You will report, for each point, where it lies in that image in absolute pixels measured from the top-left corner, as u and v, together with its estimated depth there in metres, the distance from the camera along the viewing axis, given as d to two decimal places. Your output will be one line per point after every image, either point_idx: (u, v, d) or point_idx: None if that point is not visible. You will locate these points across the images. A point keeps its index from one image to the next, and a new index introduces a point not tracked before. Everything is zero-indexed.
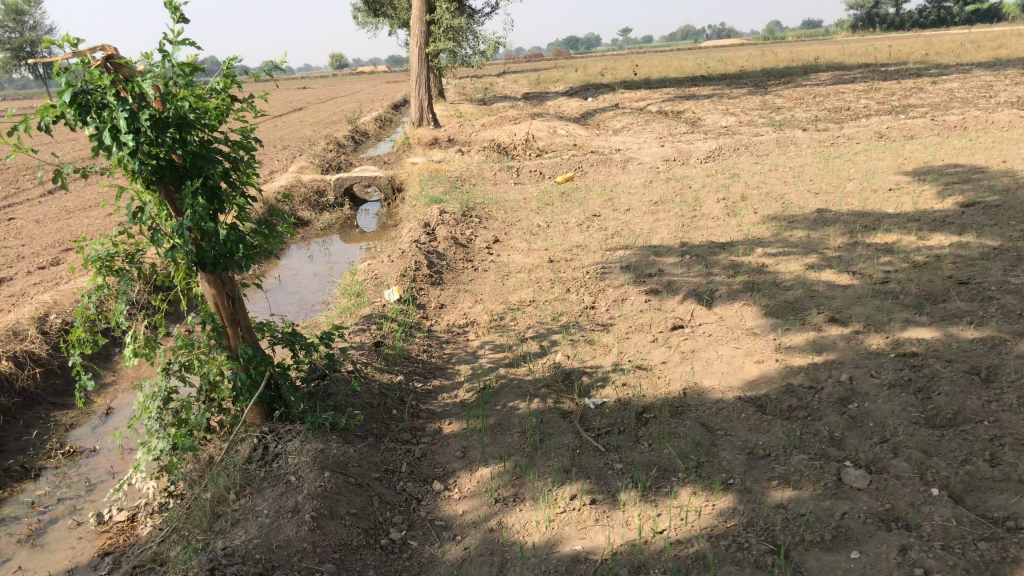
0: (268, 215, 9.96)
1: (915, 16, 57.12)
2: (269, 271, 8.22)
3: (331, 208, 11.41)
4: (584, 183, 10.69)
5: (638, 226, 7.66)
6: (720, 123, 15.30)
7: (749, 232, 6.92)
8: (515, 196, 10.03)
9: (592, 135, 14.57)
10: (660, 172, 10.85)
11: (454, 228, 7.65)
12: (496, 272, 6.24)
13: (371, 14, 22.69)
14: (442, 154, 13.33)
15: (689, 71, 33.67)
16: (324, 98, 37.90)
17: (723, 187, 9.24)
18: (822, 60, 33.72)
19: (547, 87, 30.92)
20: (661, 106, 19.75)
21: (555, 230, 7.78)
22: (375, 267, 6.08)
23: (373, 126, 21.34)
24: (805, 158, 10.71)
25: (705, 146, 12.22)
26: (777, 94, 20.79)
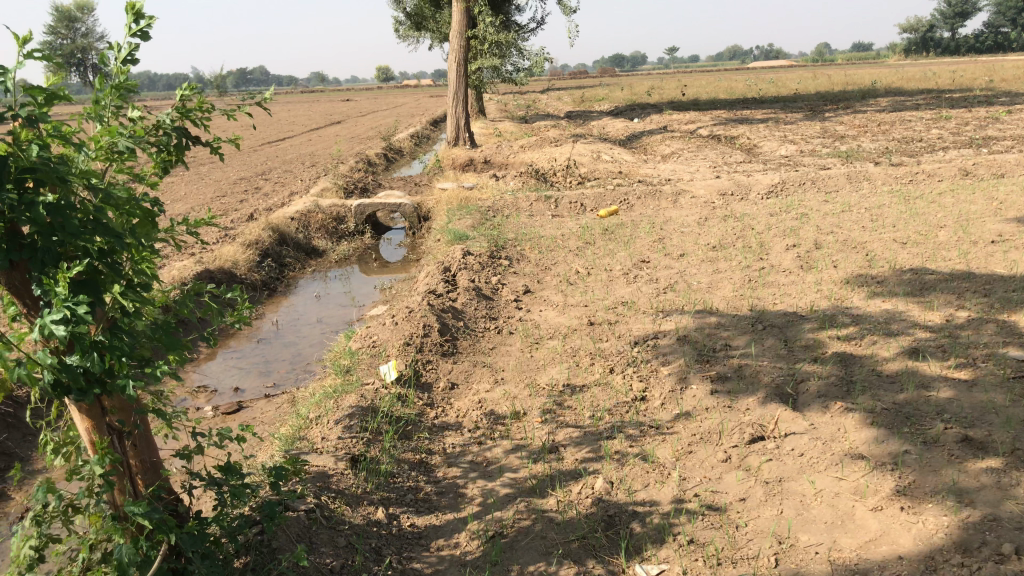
0: (276, 246, 8.99)
1: (971, 40, 55.43)
2: (266, 315, 7.28)
3: (350, 235, 10.44)
4: (630, 217, 9.60)
5: (694, 279, 6.52)
6: (779, 152, 14.12)
7: (832, 297, 5.74)
8: (553, 232, 8.94)
9: (639, 162, 13.47)
10: (715, 208, 9.70)
11: (479, 274, 6.57)
12: (523, 338, 5.15)
13: (412, 27, 21.82)
14: (475, 179, 12.30)
15: (740, 93, 32.47)
16: (366, 111, 37.35)
17: (792, 231, 8.07)
18: (880, 85, 32.31)
19: (591, 106, 29.87)
20: (713, 130, 18.58)
21: (597, 279, 6.66)
22: (377, 328, 5.02)
23: (408, 143, 20.45)
24: (882, 197, 9.47)
25: (767, 178, 11.04)
26: (837, 121, 19.52)
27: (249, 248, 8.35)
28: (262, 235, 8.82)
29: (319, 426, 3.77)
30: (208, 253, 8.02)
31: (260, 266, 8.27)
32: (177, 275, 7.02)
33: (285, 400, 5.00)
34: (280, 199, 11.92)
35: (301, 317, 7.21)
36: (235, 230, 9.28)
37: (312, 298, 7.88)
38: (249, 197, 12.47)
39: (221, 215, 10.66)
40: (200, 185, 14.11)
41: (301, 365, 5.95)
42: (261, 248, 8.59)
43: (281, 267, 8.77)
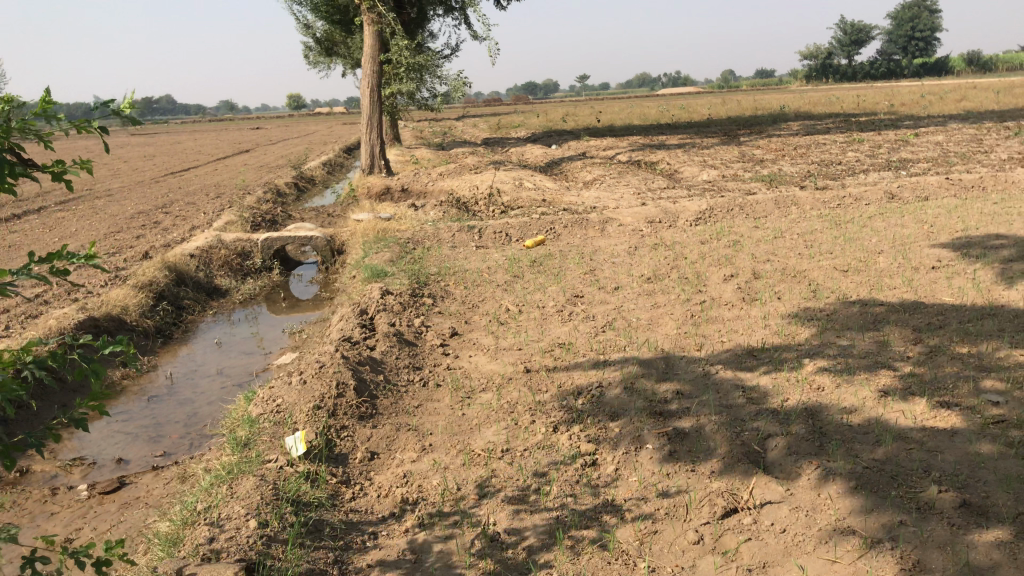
0: (173, 286, 8.19)
1: (867, 66, 57.67)
2: (158, 368, 6.48)
3: (257, 273, 9.68)
4: (557, 247, 9.14)
5: (632, 315, 6.05)
6: (702, 177, 13.92)
7: (783, 333, 5.33)
8: (477, 265, 8.39)
9: (562, 189, 13.07)
10: (645, 237, 9.32)
11: (400, 315, 5.95)
12: (453, 391, 4.57)
13: (322, 53, 21.13)
14: (392, 209, 11.67)
15: (655, 118, 32.71)
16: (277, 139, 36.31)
17: (728, 261, 7.71)
18: (788, 110, 33.02)
19: (508, 132, 29.56)
20: (632, 156, 18.40)
21: (529, 318, 6.13)
22: (282, 387, 4.35)
23: (320, 172, 19.67)
24: (812, 222, 9.24)
25: (694, 204, 10.74)
26: (753, 145, 19.62)
27: (142, 291, 7.55)
28: (157, 275, 8.02)
29: (209, 523, 3.12)
30: (94, 297, 7.20)
31: (155, 312, 7.47)
32: (55, 324, 6.20)
33: (175, 474, 4.29)
34: (181, 234, 11.07)
35: (198, 370, 6.43)
36: (127, 271, 8.44)
37: (212, 346, 7.10)
38: (147, 233, 11.57)
39: (114, 254, 9.77)
40: (93, 220, 13.10)
41: (193, 429, 5.19)
42: (155, 290, 7.79)
43: (179, 311, 7.97)
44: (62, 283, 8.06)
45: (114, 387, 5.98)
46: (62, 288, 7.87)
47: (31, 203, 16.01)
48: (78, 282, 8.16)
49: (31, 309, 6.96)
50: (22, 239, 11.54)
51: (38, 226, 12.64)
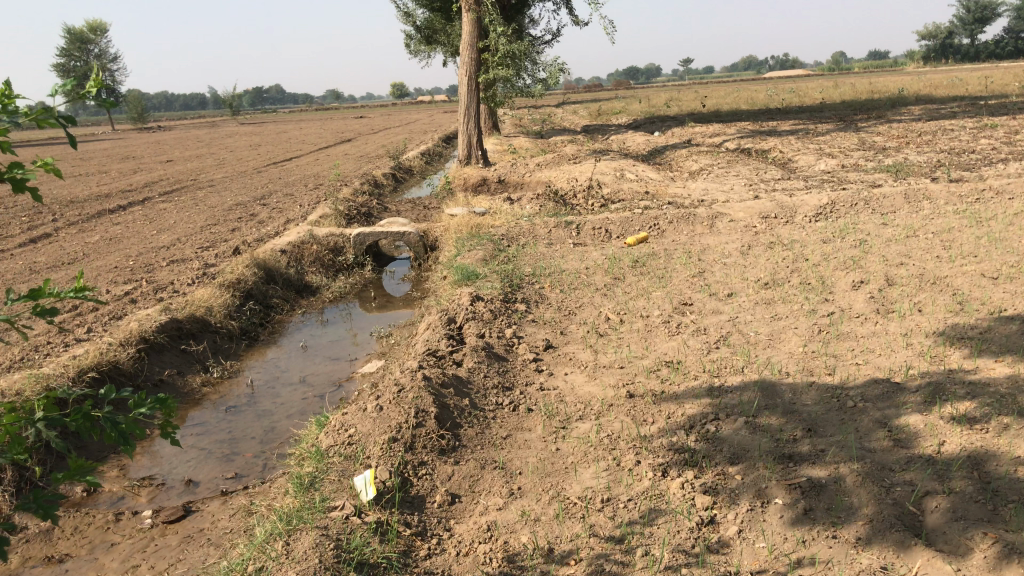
0: (262, 284, 7.96)
1: (992, 44, 54.21)
2: (240, 374, 6.20)
3: (348, 269, 9.40)
4: (662, 245, 8.51)
5: (749, 330, 5.41)
6: (820, 167, 12.97)
7: (930, 356, 4.60)
8: (575, 265, 7.85)
9: (667, 180, 12.37)
10: (758, 235, 8.59)
11: (490, 324, 5.47)
12: (546, 419, 4.06)
13: (423, 41, 20.89)
14: (487, 202, 11.24)
15: (763, 103, 31.36)
16: (379, 127, 36.52)
17: (856, 265, 6.94)
18: (908, 93, 31.09)
19: (609, 119, 28.83)
20: (741, 144, 17.46)
21: (632, 329, 5.56)
22: (356, 412, 3.92)
23: (418, 161, 19.45)
24: (949, 219, 8.33)
25: (813, 198, 9.90)
26: (873, 131, 18.37)
27: (229, 290, 7.33)
28: (245, 273, 7.79)
29: None
30: (180, 298, 7.00)
31: (241, 312, 7.23)
32: (137, 326, 6.00)
33: (242, 505, 3.93)
34: (276, 227, 10.93)
35: (281, 377, 6.10)
36: (217, 268, 8.26)
37: (298, 349, 6.79)
38: (242, 226, 11.49)
39: (208, 249, 9.67)
40: (192, 212, 13.17)
41: (268, 448, 4.83)
42: (243, 289, 7.56)
43: (267, 310, 7.73)
44: (154, 282, 7.94)
45: (194, 396, 5.72)
46: (153, 286, 7.73)
47: (138, 194, 16.32)
48: (168, 280, 8.01)
49: (118, 309, 6.81)
50: (123, 231, 11.63)
51: (140, 218, 12.76)
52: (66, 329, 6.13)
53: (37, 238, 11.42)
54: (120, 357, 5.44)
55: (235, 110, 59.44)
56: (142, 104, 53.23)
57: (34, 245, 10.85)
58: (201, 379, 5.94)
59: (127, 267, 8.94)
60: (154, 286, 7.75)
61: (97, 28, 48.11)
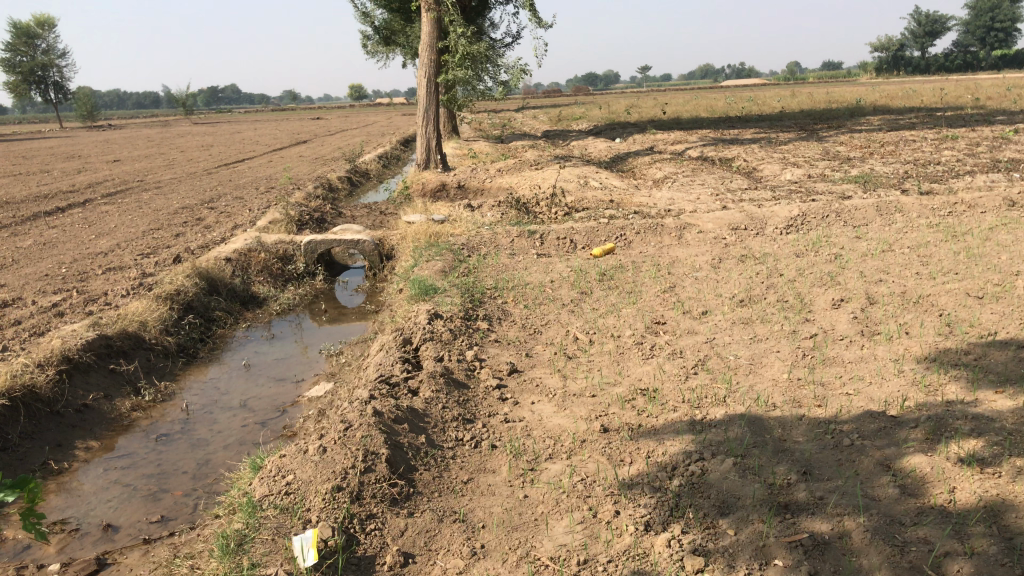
0: (203, 295, 7.43)
1: (944, 57, 55.15)
2: (176, 396, 5.69)
3: (299, 279, 8.89)
4: (629, 258, 8.15)
5: (728, 353, 5.04)
6: (786, 177, 12.75)
7: (925, 385, 4.25)
8: (539, 278, 7.44)
9: (632, 188, 12.05)
10: (728, 247, 8.26)
11: (449, 345, 5.03)
12: (512, 459, 3.63)
13: (381, 42, 20.36)
14: (447, 208, 10.79)
15: (724, 111, 31.36)
16: (337, 129, 35.90)
17: (833, 282, 6.62)
18: (865, 104, 31.31)
19: (570, 124, 28.56)
20: (704, 152, 17.23)
21: (603, 350, 5.15)
22: (296, 453, 3.46)
23: (376, 165, 18.94)
24: (924, 233, 8.07)
25: (783, 209, 9.61)
26: (835, 142, 18.28)
27: (166, 303, 6.79)
28: (185, 284, 7.25)
29: None
30: (110, 311, 6.44)
31: (179, 326, 6.70)
32: (59, 343, 5.45)
33: (165, 558, 3.45)
34: (222, 233, 10.37)
35: (220, 401, 5.58)
36: (156, 277, 7.71)
37: (240, 368, 6.27)
38: (187, 231, 10.91)
39: (148, 256, 9.10)
40: (136, 215, 12.53)
41: (201, 484, 4.32)
42: (182, 302, 7.03)
43: (208, 324, 7.19)
44: (87, 292, 7.38)
45: (121, 422, 5.19)
46: (84, 297, 7.16)
47: (80, 195, 15.60)
48: (101, 290, 7.44)
49: (42, 323, 6.24)
50: (59, 235, 10.98)
51: (79, 222, 12.10)
52: None
53: None
54: (36, 380, 4.90)
55: (189, 109, 58.17)
56: (92, 101, 51.86)
57: None
58: (130, 402, 5.41)
59: (59, 275, 8.34)
60: (85, 297, 7.17)
61: (45, 23, 46.73)
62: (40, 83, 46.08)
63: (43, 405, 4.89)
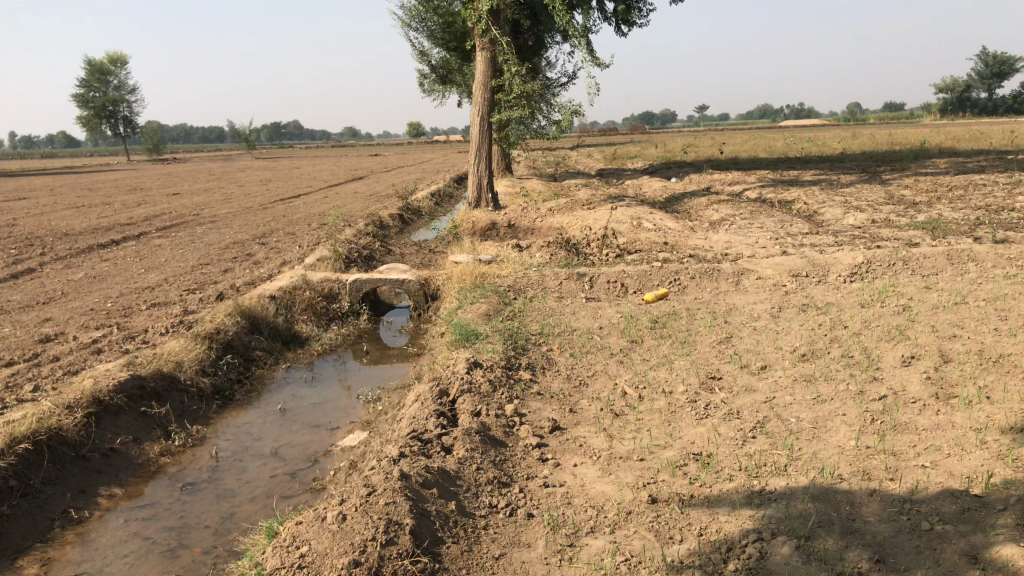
0: (244, 334, 7.28)
1: (1011, 99, 53.78)
2: (207, 441, 5.49)
3: (343, 318, 8.73)
4: (683, 304, 7.81)
5: (789, 415, 4.66)
6: (848, 221, 12.29)
7: (1012, 459, 3.82)
8: (588, 324, 7.14)
9: (686, 230, 11.71)
10: (788, 296, 7.87)
11: (488, 398, 4.75)
12: (549, 532, 3.32)
13: (437, 81, 20.43)
14: (495, 248, 10.57)
15: (782, 152, 30.86)
16: (393, 166, 36.22)
17: (902, 336, 6.19)
18: (929, 145, 30.55)
19: (624, 163, 28.33)
20: (762, 193, 16.81)
21: (653, 408, 4.82)
22: (315, 519, 3.20)
23: (428, 202, 18.90)
24: (999, 284, 7.58)
25: (847, 255, 9.18)
26: (899, 184, 17.70)
27: (204, 342, 6.65)
28: (225, 323, 7.11)
29: None
30: (147, 350, 6.31)
31: (216, 367, 6.54)
32: (90, 384, 5.30)
33: None
34: (270, 269, 10.29)
35: (251, 448, 5.36)
36: (198, 315, 7.59)
37: (275, 411, 6.06)
38: (236, 266, 10.86)
39: (193, 292, 9.03)
40: (187, 249, 12.57)
41: (222, 541, 4.08)
42: (221, 341, 6.88)
43: (247, 364, 7.03)
44: (128, 329, 7.28)
45: (148, 467, 4.99)
46: (124, 333, 7.06)
47: (136, 228, 15.77)
48: (142, 327, 7.34)
49: (78, 361, 6.12)
50: (110, 268, 11.03)
51: (132, 255, 12.16)
52: (13, 384, 5.42)
53: (20, 273, 10.83)
54: (63, 422, 4.73)
55: (251, 144, 59.49)
56: (158, 136, 53.31)
57: (15, 280, 10.24)
58: (159, 447, 5.21)
59: (104, 310, 8.29)
60: (125, 333, 7.07)
61: (117, 61, 48.38)
62: (109, 118, 47.52)
63: (69, 448, 4.71)
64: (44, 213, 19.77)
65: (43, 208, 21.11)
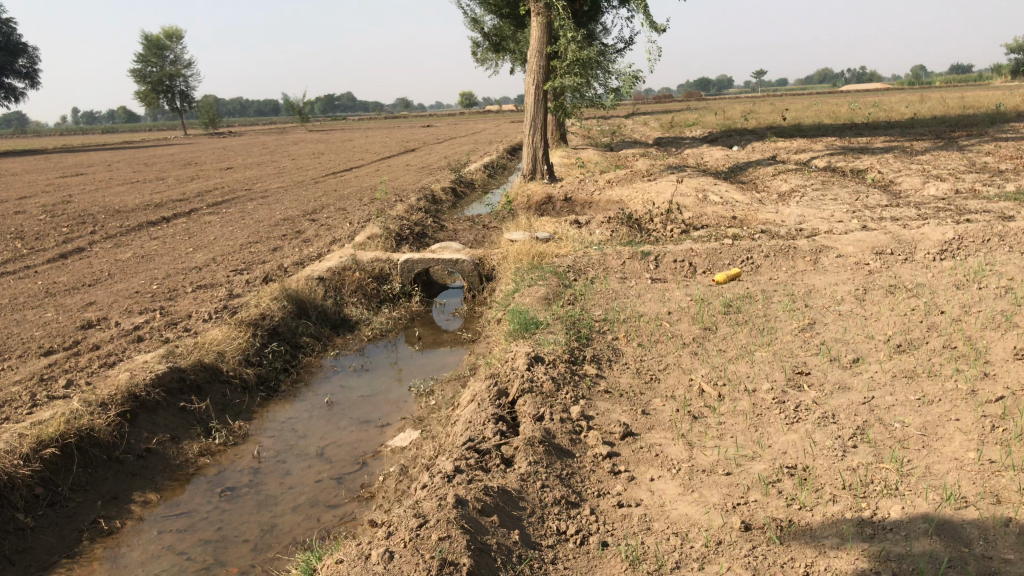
0: (291, 319, 6.92)
1: None
2: (250, 439, 5.14)
3: (394, 300, 8.34)
4: (758, 285, 7.24)
5: (893, 420, 4.11)
6: (930, 192, 11.49)
7: None
8: (655, 308, 6.62)
9: (755, 202, 11.06)
10: (873, 276, 7.25)
11: (551, 399, 4.29)
12: (628, 568, 2.87)
13: (490, 49, 19.83)
14: (553, 224, 10.08)
15: (847, 117, 29.65)
16: (445, 137, 35.77)
17: (1010, 323, 5.55)
18: (1006, 108, 29.03)
19: (683, 132, 27.45)
20: (832, 162, 15.97)
21: (736, 411, 4.31)
22: (358, 556, 2.79)
23: (481, 175, 18.43)
24: None
25: (935, 230, 8.48)
26: (980, 151, 16.68)
27: (248, 330, 6.30)
28: (271, 308, 6.76)
29: None
30: (189, 338, 5.98)
31: (261, 356, 6.19)
32: (125, 378, 4.97)
33: None
34: (319, 248, 9.94)
35: (295, 447, 4.99)
36: (243, 299, 7.26)
37: (322, 405, 5.68)
38: (285, 244, 10.55)
39: (240, 273, 8.71)
40: (237, 226, 12.32)
41: (261, 560, 3.71)
42: (266, 328, 6.53)
43: (294, 351, 6.67)
44: (171, 314, 6.98)
45: (186, 469, 4.64)
46: (167, 318, 6.76)
47: (187, 204, 15.61)
48: (186, 312, 7.03)
49: (117, 350, 5.82)
50: (159, 247, 10.80)
51: (181, 233, 11.95)
52: (46, 378, 5.12)
53: (69, 252, 10.66)
54: (95, 422, 4.40)
55: (304, 117, 59.53)
56: (213, 111, 53.63)
57: (64, 261, 10.07)
58: (198, 446, 4.87)
59: (149, 293, 8.02)
60: (168, 319, 6.77)
61: (174, 35, 48.55)
62: (166, 93, 47.85)
63: (101, 451, 4.38)
64: (100, 190, 19.79)
65: (100, 184, 21.16)
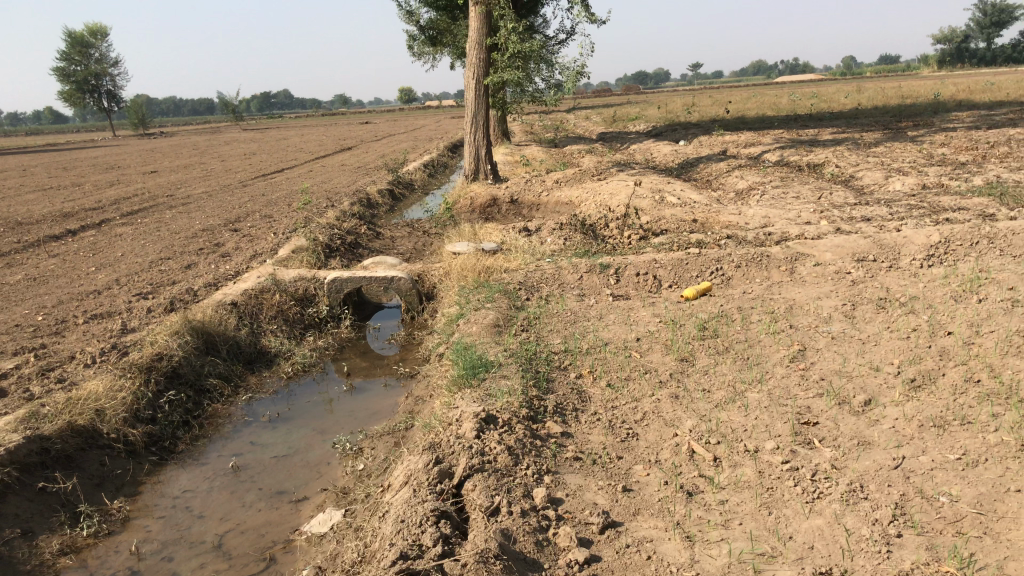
0: (195, 357, 5.86)
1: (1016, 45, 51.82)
2: (131, 524, 4.10)
3: (322, 324, 7.31)
4: (733, 301, 6.42)
5: (938, 493, 3.25)
6: (895, 187, 10.84)
7: None
8: (620, 333, 5.73)
9: (715, 202, 10.29)
10: (859, 288, 6.47)
11: (508, 484, 3.35)
12: None
13: (427, 42, 18.82)
14: (498, 232, 9.15)
15: (790, 109, 29.31)
16: (384, 135, 34.60)
17: None
18: (945, 96, 28.97)
19: (626, 125, 26.82)
20: (786, 155, 15.31)
21: (740, 485, 3.42)
22: None
23: (420, 176, 17.42)
24: None
25: (916, 231, 7.74)
26: (933, 142, 16.20)
27: (138, 376, 5.22)
28: (169, 344, 5.69)
29: None
30: (62, 392, 4.90)
31: (155, 410, 5.13)
32: None
33: None
34: (237, 266, 8.84)
35: (187, 536, 3.96)
36: (139, 333, 6.18)
37: (227, 472, 4.64)
38: (200, 260, 9.43)
39: (144, 299, 7.58)
40: (151, 239, 11.14)
41: None
42: (162, 373, 5.46)
43: (197, 398, 5.62)
44: (50, 355, 5.86)
45: None
46: (42, 361, 5.64)
47: (99, 214, 14.28)
48: (69, 351, 5.92)
49: None
50: (57, 267, 9.59)
51: (86, 249, 10.72)
52: None
53: None
54: None
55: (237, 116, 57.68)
56: (142, 110, 51.53)
57: None
58: (58, 541, 3.82)
59: (32, 326, 6.87)
60: (44, 361, 5.66)
61: (95, 32, 46.92)
62: (93, 93, 45.83)
63: None
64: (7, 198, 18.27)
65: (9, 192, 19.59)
